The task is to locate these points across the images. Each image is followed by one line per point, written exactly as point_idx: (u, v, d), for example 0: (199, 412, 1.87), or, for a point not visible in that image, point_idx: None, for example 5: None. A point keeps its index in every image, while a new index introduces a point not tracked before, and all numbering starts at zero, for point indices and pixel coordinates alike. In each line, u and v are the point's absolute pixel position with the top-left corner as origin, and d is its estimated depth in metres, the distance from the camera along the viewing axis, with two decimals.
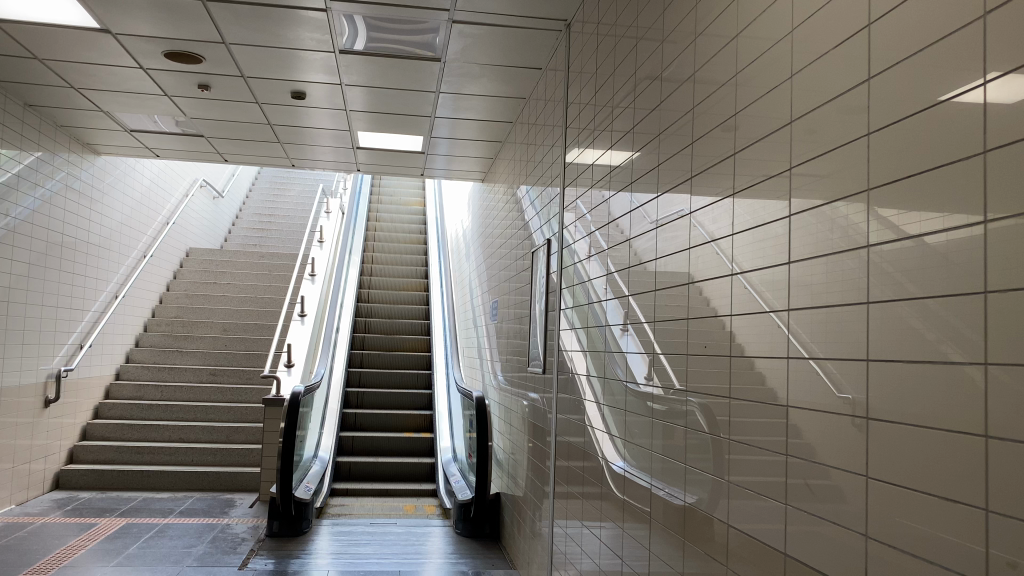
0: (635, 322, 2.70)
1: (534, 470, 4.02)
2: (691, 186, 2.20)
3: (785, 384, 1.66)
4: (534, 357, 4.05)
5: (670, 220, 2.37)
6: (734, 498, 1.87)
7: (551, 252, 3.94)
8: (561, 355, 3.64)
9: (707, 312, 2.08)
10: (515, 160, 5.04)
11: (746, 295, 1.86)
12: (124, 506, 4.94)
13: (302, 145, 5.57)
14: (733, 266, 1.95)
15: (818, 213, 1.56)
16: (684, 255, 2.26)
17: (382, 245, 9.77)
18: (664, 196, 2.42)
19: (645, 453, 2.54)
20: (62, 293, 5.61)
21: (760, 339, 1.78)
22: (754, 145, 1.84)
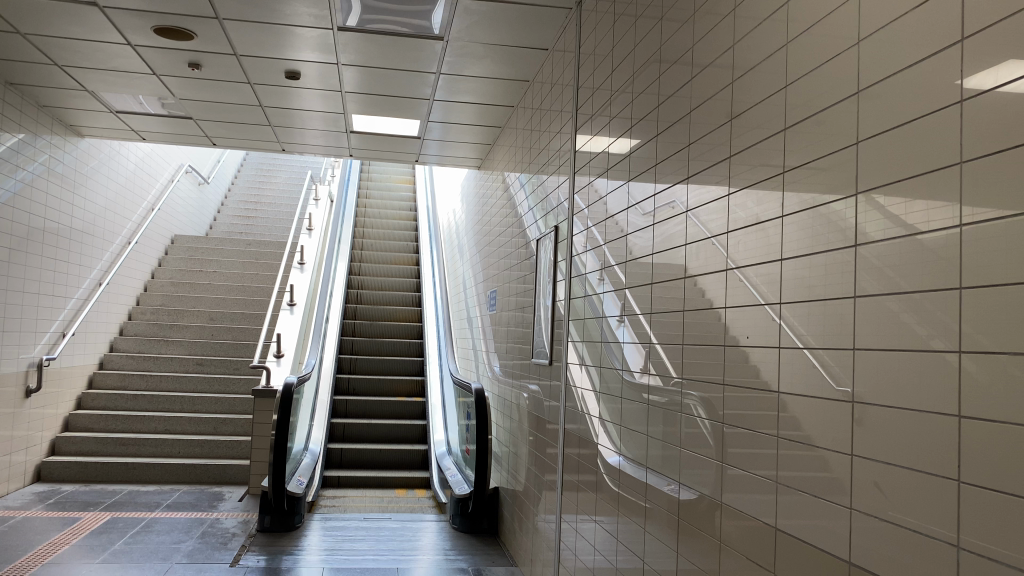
0: (631, 313, 2.71)
1: (534, 464, 3.91)
2: (731, 169, 1.99)
3: (811, 377, 1.54)
4: (540, 349, 3.89)
5: (702, 202, 2.17)
6: (744, 492, 1.79)
7: (558, 239, 3.78)
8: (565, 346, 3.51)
9: (726, 302, 1.97)
10: (515, 145, 4.90)
11: (765, 285, 1.76)
12: (109, 500, 4.77)
13: (292, 129, 5.41)
14: (755, 256, 1.83)
15: (847, 202, 1.46)
16: (719, 240, 2.03)
17: (371, 231, 9.67)
18: (693, 180, 2.24)
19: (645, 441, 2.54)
20: (45, 280, 5.44)
21: (779, 332, 1.69)
22: (798, 126, 1.66)
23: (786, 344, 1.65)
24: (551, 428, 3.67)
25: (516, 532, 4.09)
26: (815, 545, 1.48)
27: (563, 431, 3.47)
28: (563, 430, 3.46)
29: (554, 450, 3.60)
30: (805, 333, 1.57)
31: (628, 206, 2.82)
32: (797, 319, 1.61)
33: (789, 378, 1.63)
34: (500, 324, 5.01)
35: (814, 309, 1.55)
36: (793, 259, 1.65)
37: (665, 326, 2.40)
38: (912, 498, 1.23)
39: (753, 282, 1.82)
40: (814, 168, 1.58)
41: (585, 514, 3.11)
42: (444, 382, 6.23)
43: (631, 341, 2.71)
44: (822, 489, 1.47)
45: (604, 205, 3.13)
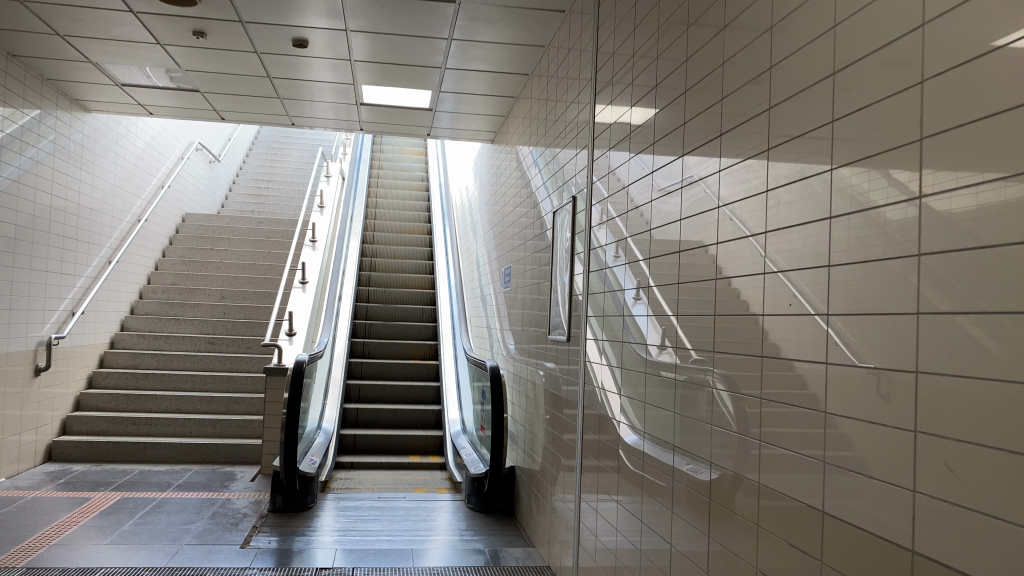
0: (645, 284, 2.62)
1: (552, 444, 3.79)
2: (770, 121, 1.81)
3: (865, 345, 1.40)
4: (557, 324, 3.76)
5: (735, 160, 2.00)
6: (783, 473, 1.66)
7: (576, 211, 3.62)
8: (585, 322, 3.34)
9: (766, 266, 1.80)
10: (530, 116, 4.75)
11: (812, 245, 1.61)
12: (120, 480, 4.71)
13: (302, 101, 5.27)
14: (798, 216, 1.67)
15: (910, 150, 1.31)
16: (759, 198, 1.86)
17: (384, 208, 9.55)
18: (725, 138, 2.07)
19: (665, 420, 2.43)
20: (52, 257, 5.34)
21: (829, 296, 1.53)
22: (853, 67, 1.48)
23: (836, 311, 1.50)
24: (569, 408, 3.53)
25: (534, 514, 3.97)
26: (875, 531, 1.35)
27: (582, 410, 3.33)
28: (582, 408, 3.33)
29: (573, 429, 3.46)
30: (861, 298, 1.42)
31: (650, 172, 2.66)
32: (850, 283, 1.46)
33: (838, 346, 1.48)
34: (515, 302, 4.86)
35: (872, 269, 1.40)
36: (844, 218, 1.50)
37: (689, 299, 2.25)
38: (992, 478, 1.09)
39: (796, 243, 1.67)
40: (868, 115, 1.43)
41: (606, 493, 2.98)
42: (459, 361, 6.11)
43: (649, 315, 2.58)
44: (883, 470, 1.33)
45: (624, 173, 2.96)
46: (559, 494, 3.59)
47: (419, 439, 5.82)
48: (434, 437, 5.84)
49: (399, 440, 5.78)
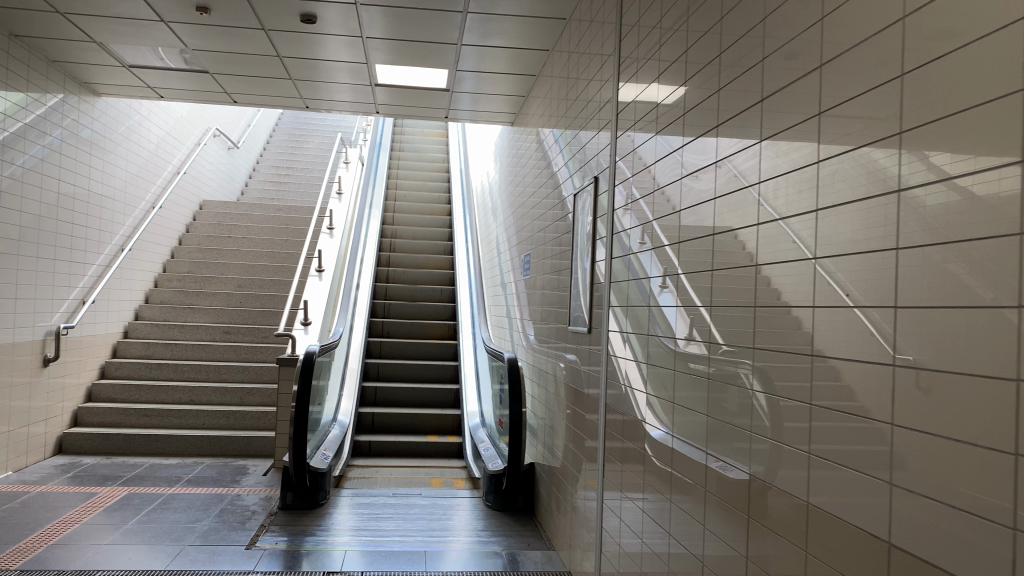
0: (674, 274, 2.38)
1: (574, 441, 3.59)
2: (822, 80, 1.56)
3: (945, 344, 1.16)
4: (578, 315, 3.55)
5: (778, 131, 1.75)
6: (835, 491, 1.44)
7: (597, 193, 3.41)
8: (608, 311, 3.12)
9: (817, 250, 1.56)
10: (550, 96, 4.53)
11: (874, 227, 1.37)
12: (128, 474, 4.58)
13: (317, 83, 5.08)
14: (857, 191, 1.43)
15: (1008, 106, 1.07)
16: (808, 171, 1.61)
17: (404, 193, 9.40)
18: (767, 105, 1.82)
19: (693, 417, 2.21)
20: (61, 243, 5.20)
21: (896, 286, 1.30)
22: (932, 8, 1.23)
23: (904, 303, 1.27)
24: (592, 403, 3.32)
25: (554, 514, 3.77)
26: (959, 570, 1.12)
27: (605, 406, 3.12)
28: (605, 404, 3.12)
29: (595, 425, 3.25)
30: (939, 289, 1.19)
31: (678, 148, 2.43)
32: (923, 269, 1.23)
33: (909, 345, 1.25)
34: (535, 291, 4.66)
35: (953, 254, 1.17)
36: (914, 189, 1.26)
37: (724, 287, 2.00)
38: None
39: (853, 224, 1.43)
40: (949, 64, 1.19)
41: (629, 492, 2.76)
42: (478, 351, 5.93)
43: (677, 305, 2.37)
44: (974, 496, 1.10)
45: (649, 151, 2.73)
46: (580, 492, 3.40)
47: (437, 418, 5.74)
48: (452, 417, 5.75)
49: (416, 420, 5.71)
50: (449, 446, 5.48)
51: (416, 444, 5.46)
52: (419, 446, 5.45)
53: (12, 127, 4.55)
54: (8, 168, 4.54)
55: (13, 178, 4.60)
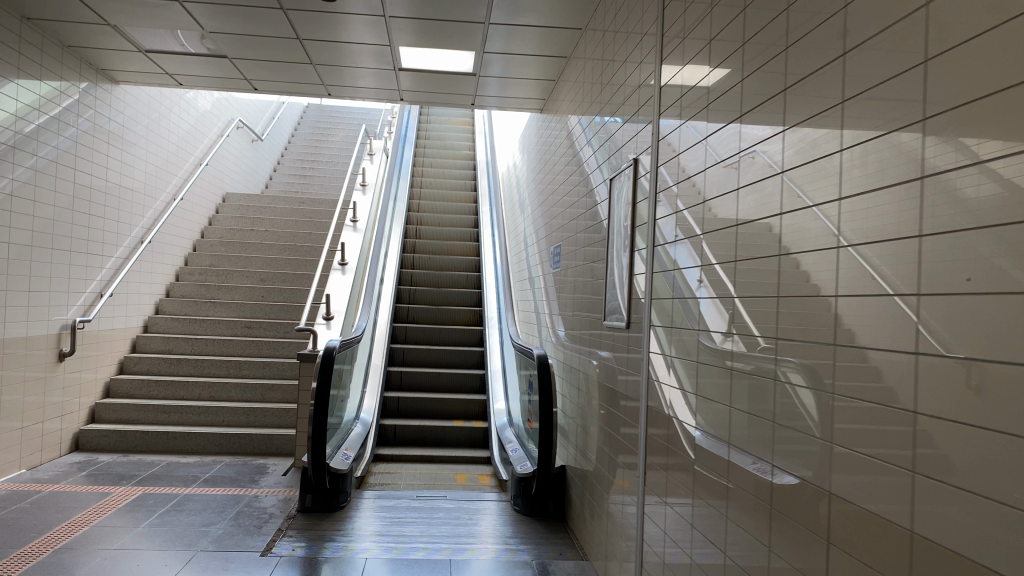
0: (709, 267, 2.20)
1: (610, 444, 3.35)
2: (929, 19, 1.24)
3: None
4: (615, 309, 3.29)
5: (864, 89, 1.42)
6: (939, 521, 1.17)
7: (637, 176, 3.12)
8: (647, 305, 2.86)
9: (919, 232, 1.25)
10: (583, 79, 4.31)
11: (1002, 198, 1.07)
12: (144, 473, 4.43)
13: (340, 68, 4.89)
14: (977, 155, 1.13)
15: None
16: (908, 134, 1.29)
17: (429, 184, 9.23)
18: (849, 59, 1.48)
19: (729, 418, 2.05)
20: (77, 235, 5.04)
21: None
22: None
23: None
24: (630, 404, 3.06)
25: (588, 522, 3.54)
26: None
27: (645, 407, 2.87)
28: (646, 406, 2.87)
29: (635, 428, 2.99)
30: None
31: (720, 126, 2.19)
32: None
33: None
34: (565, 285, 4.42)
35: None
36: None
37: (792, 277, 1.68)
38: None
39: (971, 195, 1.14)
40: None
41: (672, 500, 2.51)
42: (505, 348, 5.73)
43: (717, 299, 2.14)
44: None
45: (689, 129, 2.49)
46: (617, 496, 3.17)
47: (463, 404, 5.65)
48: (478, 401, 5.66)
49: (443, 404, 5.64)
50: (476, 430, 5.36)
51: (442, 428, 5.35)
52: (444, 430, 5.33)
53: (37, 120, 4.52)
54: (28, 159, 4.46)
55: (34, 169, 4.51)
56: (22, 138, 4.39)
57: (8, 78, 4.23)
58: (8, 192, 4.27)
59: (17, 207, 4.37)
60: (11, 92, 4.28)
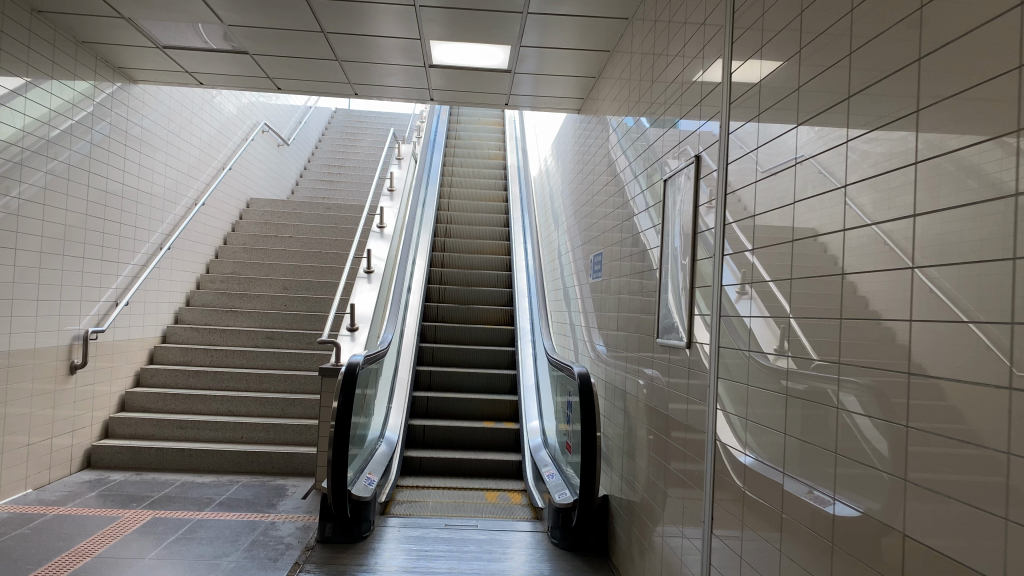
0: (757, 283, 2.12)
1: (666, 480, 2.94)
2: None
3: None
4: (672, 328, 2.93)
5: None
6: None
7: (700, 174, 2.75)
8: (714, 327, 2.45)
9: None
10: (628, 74, 3.99)
11: None
12: (157, 494, 4.17)
13: (366, 64, 4.61)
14: None
15: None
16: None
17: (459, 189, 8.96)
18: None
19: (777, 442, 1.96)
20: (90, 240, 4.80)
21: None
22: None
23: None
24: (690, 436, 2.69)
25: (635, 559, 3.20)
26: None
27: (715, 440, 2.42)
28: (715, 438, 2.42)
29: (701, 463, 2.55)
30: None
31: (814, 114, 1.84)
32: None
33: None
34: (608, 297, 4.08)
35: None
36: None
37: (928, 295, 1.35)
38: None
39: None
40: None
41: (738, 549, 2.18)
42: (539, 362, 5.41)
43: (818, 318, 1.75)
44: None
45: (767, 119, 2.13)
46: (672, 531, 2.81)
47: (492, 405, 5.51)
48: (509, 403, 5.52)
49: (473, 406, 5.50)
50: (506, 432, 5.21)
51: (472, 431, 5.21)
52: (474, 432, 5.20)
53: (60, 123, 4.40)
54: (51, 163, 4.34)
55: (57, 173, 4.39)
56: (42, 141, 4.26)
57: (32, 82, 4.13)
58: (24, 197, 4.10)
59: (34, 212, 4.20)
60: (35, 97, 4.18)
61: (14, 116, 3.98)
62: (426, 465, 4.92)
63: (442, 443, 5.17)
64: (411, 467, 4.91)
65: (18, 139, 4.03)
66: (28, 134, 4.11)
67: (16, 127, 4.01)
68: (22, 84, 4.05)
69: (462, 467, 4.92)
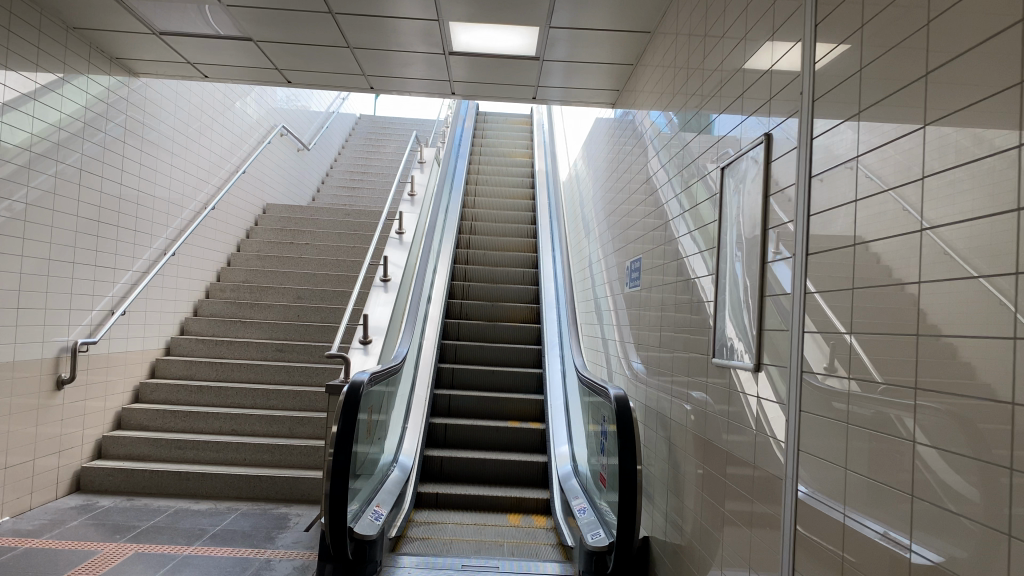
0: (823, 289, 1.81)
1: (724, 528, 2.45)
2: None
3: None
4: (734, 347, 2.44)
5: None
6: None
7: (770, 159, 2.24)
8: (796, 347, 1.93)
9: None
10: (671, 56, 3.54)
11: None
12: (145, 523, 3.77)
13: (381, 52, 4.22)
14: None
15: None
16: None
17: (485, 195, 8.54)
18: None
19: (899, 504, 1.46)
20: (84, 245, 4.43)
21: None
22: None
23: None
24: (757, 480, 2.18)
25: None
26: None
27: (795, 488, 1.91)
28: (796, 485, 1.91)
29: (774, 515, 2.04)
30: None
31: (960, 55, 1.37)
32: None
33: None
34: (649, 309, 3.59)
35: None
36: None
37: None
38: None
39: None
40: None
41: None
42: (568, 381, 4.94)
43: (969, 340, 1.28)
44: None
45: (876, 73, 1.66)
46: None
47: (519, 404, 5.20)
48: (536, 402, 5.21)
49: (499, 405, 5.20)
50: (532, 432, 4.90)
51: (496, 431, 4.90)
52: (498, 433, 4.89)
53: (49, 117, 4.05)
54: (59, 166, 4.16)
55: (51, 173, 4.09)
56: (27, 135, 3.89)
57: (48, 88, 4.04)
58: (25, 200, 3.89)
59: (34, 216, 3.97)
60: (48, 103, 4.06)
61: (24, 123, 3.85)
62: (448, 466, 4.59)
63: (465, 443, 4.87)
64: (432, 468, 4.57)
65: (16, 139, 3.80)
66: (22, 132, 3.84)
67: (28, 132, 3.89)
68: (33, 90, 3.92)
69: (485, 469, 4.59)
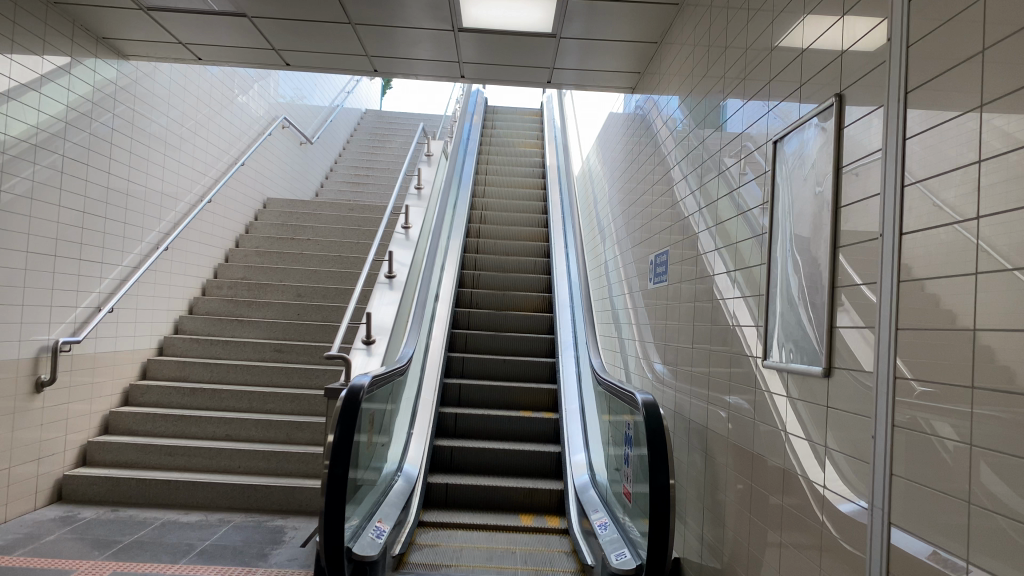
0: (922, 277, 1.49)
1: (777, 561, 2.10)
2: None
3: None
4: (788, 346, 2.11)
5: None
6: None
7: (840, 127, 1.90)
8: (882, 349, 1.60)
9: None
10: (701, 27, 3.22)
11: None
12: (128, 538, 3.47)
13: (385, 30, 3.92)
14: None
15: None
16: None
17: (495, 189, 8.24)
18: None
19: None
20: (68, 236, 4.14)
21: None
22: None
23: None
24: (823, 503, 1.85)
25: None
26: None
27: (886, 529, 1.55)
28: (886, 523, 1.56)
29: (849, 546, 1.71)
30: None
31: None
32: None
33: None
34: (680, 304, 3.27)
35: None
36: None
37: None
38: None
39: None
40: None
41: None
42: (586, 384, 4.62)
43: None
44: None
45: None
46: None
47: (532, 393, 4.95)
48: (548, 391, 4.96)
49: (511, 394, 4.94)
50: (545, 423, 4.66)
51: (508, 420, 4.66)
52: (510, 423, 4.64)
53: (28, 97, 3.75)
54: (48, 155, 3.93)
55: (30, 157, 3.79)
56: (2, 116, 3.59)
57: (26, 85, 3.75)
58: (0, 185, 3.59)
59: (11, 203, 3.67)
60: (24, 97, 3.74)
61: None
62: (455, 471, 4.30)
63: (476, 438, 4.61)
64: (441, 464, 4.33)
65: None
66: None
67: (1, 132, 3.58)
68: (4, 82, 3.59)
69: (497, 467, 4.35)
